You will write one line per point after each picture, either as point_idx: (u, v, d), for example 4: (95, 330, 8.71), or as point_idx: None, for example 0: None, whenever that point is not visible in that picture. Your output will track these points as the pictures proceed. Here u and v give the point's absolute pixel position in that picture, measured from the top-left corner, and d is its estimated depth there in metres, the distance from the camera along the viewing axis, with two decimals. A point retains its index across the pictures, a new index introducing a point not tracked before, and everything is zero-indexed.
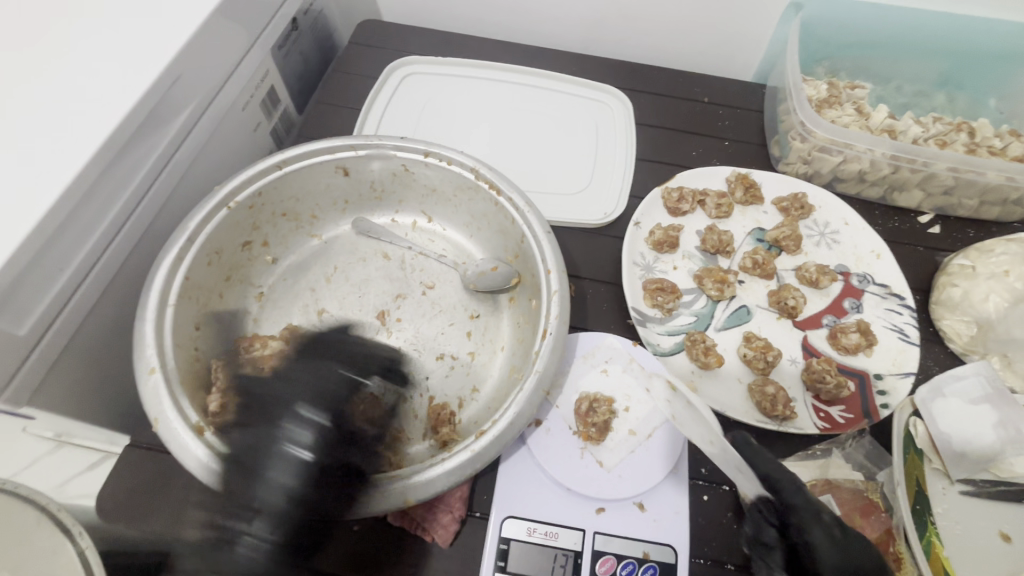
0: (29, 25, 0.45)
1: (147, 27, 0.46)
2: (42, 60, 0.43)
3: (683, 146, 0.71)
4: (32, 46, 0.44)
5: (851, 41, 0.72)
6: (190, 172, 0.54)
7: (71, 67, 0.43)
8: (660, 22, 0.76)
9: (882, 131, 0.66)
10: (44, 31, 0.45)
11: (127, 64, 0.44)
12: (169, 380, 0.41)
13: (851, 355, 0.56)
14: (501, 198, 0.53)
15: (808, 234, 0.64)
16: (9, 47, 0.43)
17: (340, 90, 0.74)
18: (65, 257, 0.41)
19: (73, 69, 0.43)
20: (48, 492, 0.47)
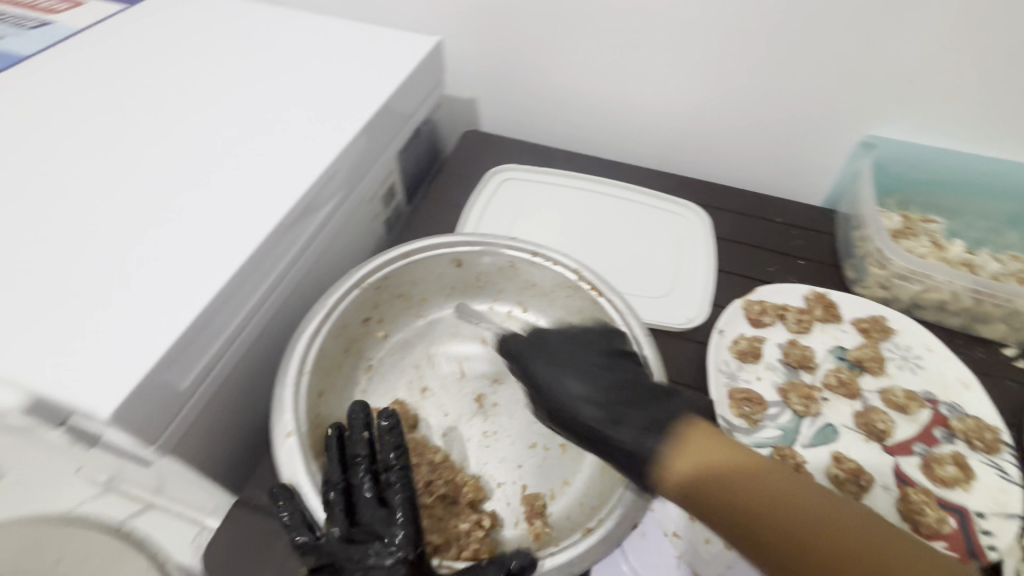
0: (237, 140, 0.58)
1: (317, 147, 0.58)
2: (242, 166, 0.55)
3: (760, 262, 0.76)
4: (231, 159, 0.56)
5: (921, 181, 0.78)
6: (327, 253, 0.61)
7: (253, 173, 0.55)
8: (736, 150, 0.84)
9: (959, 264, 0.70)
10: (238, 149, 0.57)
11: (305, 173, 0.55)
12: (302, 446, 0.45)
13: (949, 488, 0.55)
14: (602, 298, 0.57)
15: (889, 357, 0.65)
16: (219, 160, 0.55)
17: (446, 190, 0.84)
18: (225, 322, 0.48)
19: (253, 175, 0.54)
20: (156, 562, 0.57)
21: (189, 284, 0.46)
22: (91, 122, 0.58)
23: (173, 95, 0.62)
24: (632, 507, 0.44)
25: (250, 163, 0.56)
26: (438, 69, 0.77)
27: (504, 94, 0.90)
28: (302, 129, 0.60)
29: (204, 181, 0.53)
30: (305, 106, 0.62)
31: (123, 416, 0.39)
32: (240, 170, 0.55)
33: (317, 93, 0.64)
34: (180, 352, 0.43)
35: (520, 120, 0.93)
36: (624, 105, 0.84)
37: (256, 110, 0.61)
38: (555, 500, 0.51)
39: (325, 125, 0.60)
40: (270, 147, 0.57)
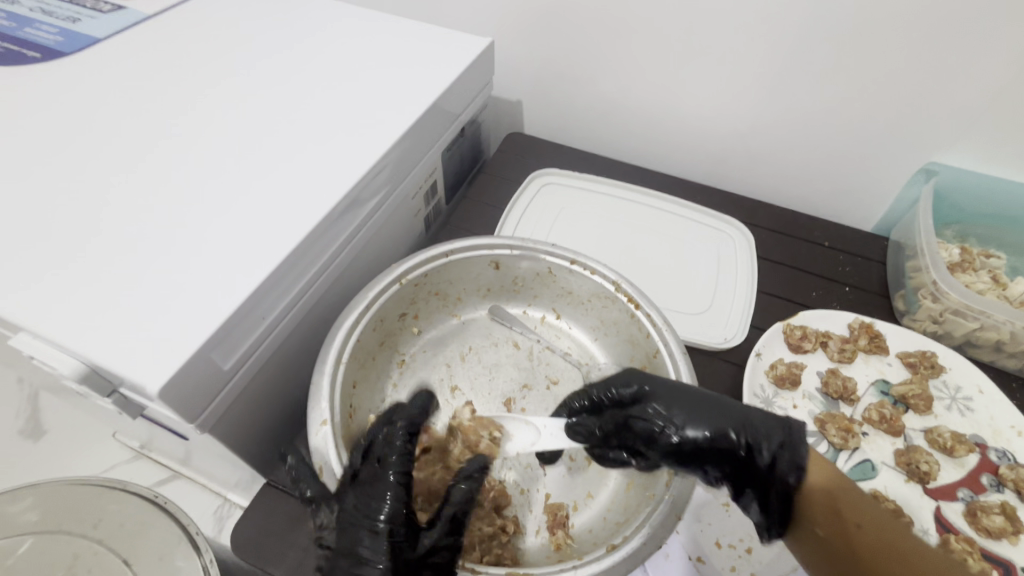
0: (292, 130, 0.59)
1: (368, 142, 0.59)
2: (295, 154, 0.57)
3: (804, 286, 0.73)
4: (285, 148, 0.57)
5: (983, 212, 0.75)
6: (368, 246, 0.62)
7: (305, 164, 0.56)
8: (786, 168, 0.82)
9: (1021, 303, 0.66)
10: (292, 139, 0.58)
11: (354, 166, 0.56)
12: (335, 434, 0.45)
13: (995, 539, 0.52)
14: (639, 312, 0.56)
15: (938, 397, 0.62)
16: (273, 148, 0.57)
17: (488, 191, 0.85)
18: (270, 308, 0.49)
19: (304, 165, 0.56)
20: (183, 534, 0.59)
21: (239, 269, 0.47)
22: (157, 105, 0.60)
23: (233, 82, 0.64)
24: (661, 527, 0.42)
25: (302, 153, 0.57)
26: (488, 69, 0.77)
27: (550, 98, 0.91)
28: (354, 123, 0.61)
29: (258, 168, 0.55)
30: (357, 100, 0.63)
31: (170, 394, 0.41)
32: (292, 159, 0.56)
33: (369, 88, 0.65)
34: (226, 335, 0.45)
35: (566, 125, 0.93)
36: (673, 115, 0.83)
37: (310, 102, 0.63)
38: (578, 512, 0.51)
39: (376, 119, 0.61)
40: (320, 139, 0.58)
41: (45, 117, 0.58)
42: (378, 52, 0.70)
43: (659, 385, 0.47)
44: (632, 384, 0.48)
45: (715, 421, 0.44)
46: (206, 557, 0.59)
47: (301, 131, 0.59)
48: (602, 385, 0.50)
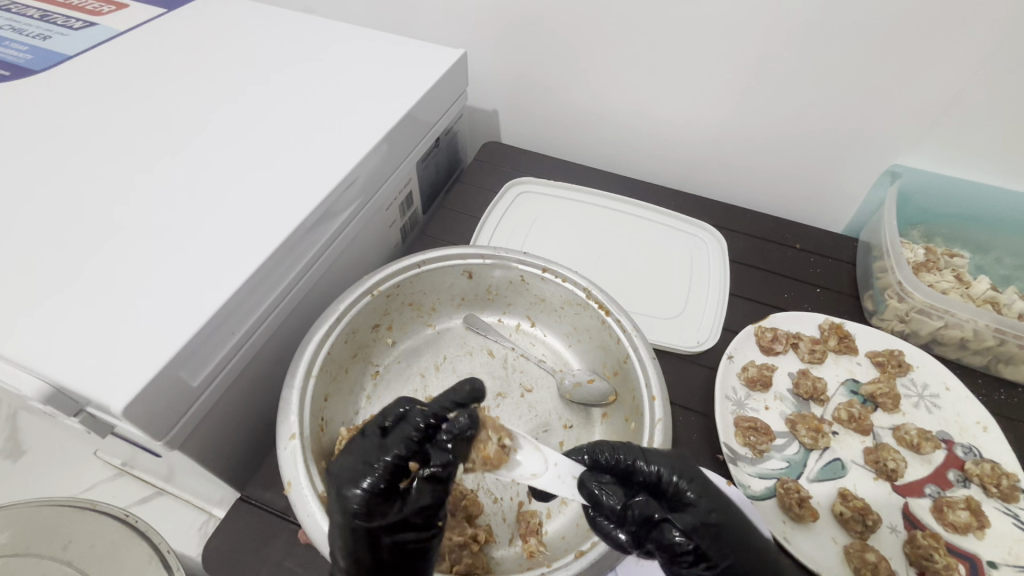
0: (264, 143, 0.59)
1: (339, 154, 0.59)
2: (266, 168, 0.57)
3: (775, 288, 0.74)
4: (256, 162, 0.57)
5: (947, 213, 0.77)
6: (341, 258, 0.63)
7: (275, 178, 0.56)
8: (757, 172, 0.84)
9: (983, 301, 0.67)
10: (263, 152, 0.58)
11: (325, 179, 0.57)
12: (304, 448, 0.45)
13: (961, 534, 0.53)
14: (609, 318, 0.57)
15: (906, 394, 0.64)
16: (245, 163, 0.57)
17: (464, 199, 0.85)
18: (239, 323, 0.49)
19: (274, 180, 0.56)
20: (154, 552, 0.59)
21: (207, 285, 0.47)
22: (127, 121, 0.60)
23: (204, 97, 0.64)
24: None
25: (274, 166, 0.57)
26: (462, 80, 0.78)
27: (526, 108, 0.92)
28: (328, 136, 0.61)
29: (228, 183, 0.55)
30: (329, 113, 0.64)
31: (135, 412, 0.41)
32: (262, 173, 0.56)
33: (341, 101, 0.66)
34: (193, 352, 0.45)
35: (542, 133, 0.94)
36: (645, 122, 0.84)
37: (281, 115, 0.63)
38: (552, 519, 0.51)
39: (347, 132, 0.62)
40: (292, 152, 0.59)
41: (12, 136, 0.58)
42: (353, 65, 0.71)
43: (711, 507, 0.40)
44: (678, 478, 0.41)
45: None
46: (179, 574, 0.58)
47: (272, 145, 0.59)
48: (640, 456, 0.43)
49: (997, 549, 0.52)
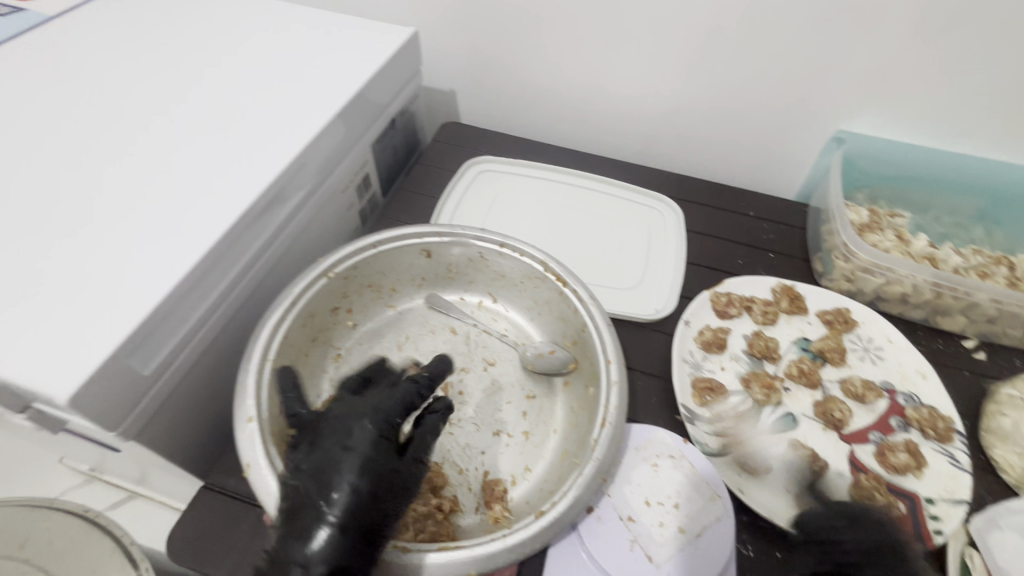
0: (210, 127, 0.58)
1: (288, 136, 0.58)
2: (212, 153, 0.55)
3: (730, 255, 0.77)
4: (202, 147, 0.56)
5: (889, 175, 0.80)
6: (297, 242, 0.62)
7: (220, 164, 0.55)
8: (712, 143, 0.85)
9: (922, 258, 0.71)
10: (210, 137, 0.57)
11: (274, 161, 0.55)
12: (263, 430, 0.45)
13: (901, 475, 0.56)
14: (567, 289, 0.58)
15: (852, 349, 0.67)
16: (190, 147, 0.56)
17: (423, 180, 0.85)
18: (191, 310, 0.49)
19: (220, 165, 0.54)
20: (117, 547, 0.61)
21: (153, 272, 0.46)
22: (57, 109, 0.58)
23: (140, 82, 0.62)
24: (586, 491, 0.45)
25: (221, 150, 0.56)
26: (415, 60, 0.77)
27: (482, 86, 0.91)
28: (277, 118, 0.60)
29: (170, 169, 0.53)
30: (274, 95, 0.62)
31: (82, 403, 0.40)
32: (208, 157, 0.55)
33: (287, 81, 0.64)
34: (142, 341, 0.44)
35: (501, 112, 0.94)
36: (601, 97, 0.85)
37: (224, 98, 0.61)
38: (516, 486, 0.52)
39: (294, 113, 0.61)
40: (236, 136, 0.57)
41: None
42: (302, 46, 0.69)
43: None
44: None
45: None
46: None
47: (218, 128, 0.58)
48: None
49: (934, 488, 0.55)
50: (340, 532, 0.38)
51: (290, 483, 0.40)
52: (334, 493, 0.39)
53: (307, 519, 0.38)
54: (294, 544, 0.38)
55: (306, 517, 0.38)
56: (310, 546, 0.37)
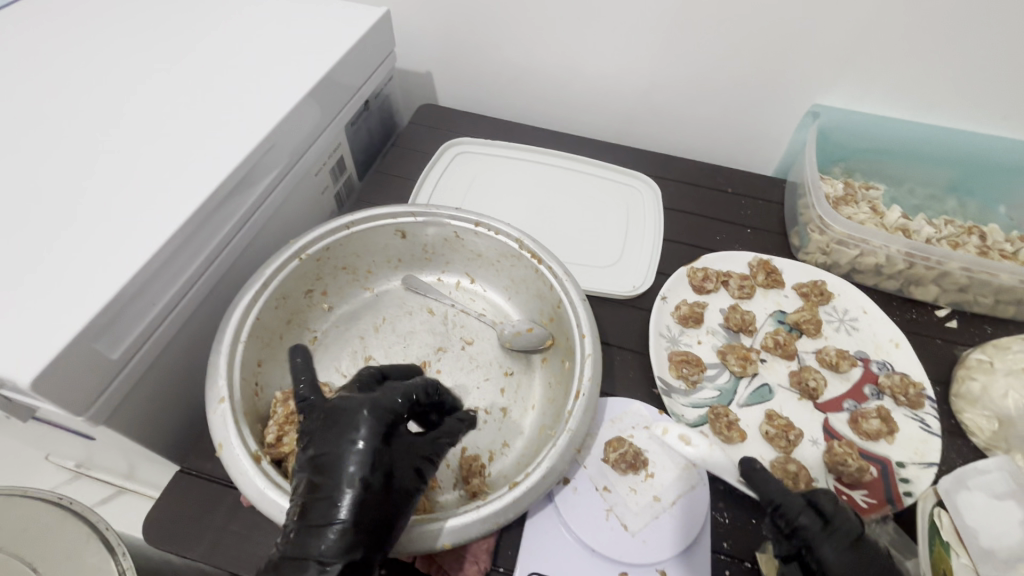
0: (174, 108, 0.57)
1: (255, 117, 0.57)
2: (176, 134, 0.54)
3: (708, 231, 0.77)
4: (166, 129, 0.55)
5: (864, 148, 0.80)
6: (269, 226, 0.62)
7: (185, 145, 0.54)
8: (689, 120, 0.85)
9: (896, 229, 0.72)
10: (173, 118, 0.56)
11: (241, 142, 0.55)
12: (234, 410, 0.45)
13: (874, 441, 0.57)
14: (542, 266, 0.58)
15: (828, 320, 0.67)
16: (154, 129, 0.54)
17: (401, 163, 0.84)
18: (159, 293, 0.48)
19: (185, 147, 0.53)
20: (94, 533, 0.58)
21: (117, 254, 0.45)
22: (14, 92, 0.56)
23: (101, 63, 0.60)
24: (559, 461, 0.45)
25: (186, 131, 0.55)
26: (387, 41, 0.76)
27: (459, 67, 0.90)
28: (244, 99, 0.59)
29: (133, 152, 0.52)
30: (241, 76, 0.61)
31: (46, 386, 0.39)
32: (172, 139, 0.54)
33: (254, 62, 0.63)
34: (108, 323, 0.43)
35: (478, 94, 0.93)
36: (578, 76, 0.84)
37: (189, 80, 0.60)
38: (494, 461, 0.53)
39: (262, 94, 0.59)
40: (202, 118, 0.56)
41: None
42: (269, 26, 0.67)
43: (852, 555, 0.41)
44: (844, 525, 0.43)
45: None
46: (121, 551, 0.58)
47: (182, 110, 0.57)
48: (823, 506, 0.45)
49: (904, 451, 0.56)
50: (351, 529, 0.38)
51: (303, 480, 0.40)
52: (343, 493, 0.39)
53: (319, 516, 0.38)
54: (310, 540, 0.38)
55: (318, 514, 0.38)
56: (323, 544, 0.37)
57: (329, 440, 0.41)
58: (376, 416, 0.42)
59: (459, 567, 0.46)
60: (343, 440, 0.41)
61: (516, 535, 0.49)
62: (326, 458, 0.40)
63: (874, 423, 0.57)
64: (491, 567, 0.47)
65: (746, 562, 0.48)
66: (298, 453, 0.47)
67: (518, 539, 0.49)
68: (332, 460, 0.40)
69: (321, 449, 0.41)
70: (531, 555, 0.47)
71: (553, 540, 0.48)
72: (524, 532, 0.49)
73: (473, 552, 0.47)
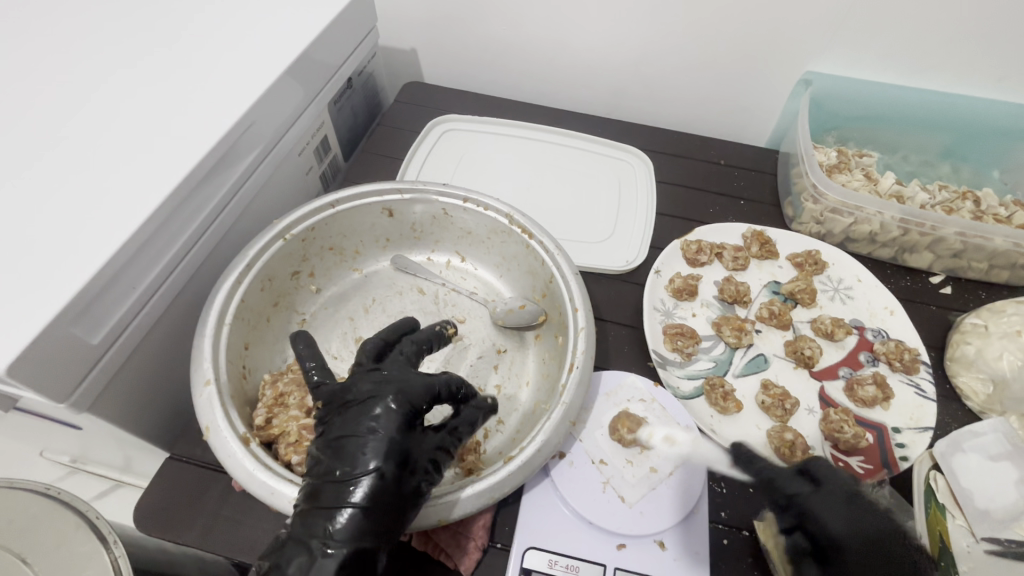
0: (145, 85, 0.54)
1: (231, 93, 0.55)
2: (148, 112, 0.52)
3: (702, 204, 0.76)
4: (138, 106, 0.52)
5: (858, 115, 0.79)
6: (251, 207, 0.60)
7: (157, 124, 0.51)
8: (680, 91, 0.83)
9: (890, 196, 0.71)
10: (145, 95, 0.53)
11: (218, 119, 0.53)
12: (221, 393, 0.44)
13: (869, 408, 0.57)
14: (532, 241, 0.57)
15: (822, 289, 0.67)
16: (125, 107, 0.52)
17: (387, 142, 0.82)
18: (138, 277, 0.47)
19: (158, 125, 0.51)
20: (84, 522, 0.57)
21: (91, 238, 0.43)
22: None
23: (63, 36, 0.57)
24: (553, 435, 0.44)
25: (159, 109, 0.53)
26: (368, 14, 0.73)
27: (443, 41, 0.87)
28: (219, 75, 0.56)
29: (102, 130, 0.50)
30: (215, 51, 0.58)
31: (22, 374, 0.38)
32: (145, 117, 0.52)
33: (228, 36, 0.60)
34: (85, 308, 0.42)
35: (465, 69, 0.91)
36: (565, 47, 0.82)
37: (159, 55, 0.57)
38: (489, 439, 0.52)
39: (238, 70, 0.57)
40: (175, 95, 0.54)
41: None
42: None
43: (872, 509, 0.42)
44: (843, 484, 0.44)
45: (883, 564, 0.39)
46: (112, 539, 0.57)
47: (154, 86, 0.54)
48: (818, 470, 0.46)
49: (898, 416, 0.56)
50: (362, 514, 0.37)
51: (319, 462, 0.40)
52: (358, 478, 0.38)
53: (332, 499, 0.38)
54: (319, 522, 0.37)
55: (330, 498, 0.38)
56: (334, 526, 0.37)
57: (351, 428, 0.40)
58: (404, 403, 0.41)
59: (456, 544, 0.46)
60: (363, 426, 0.40)
61: (514, 511, 0.49)
62: (344, 444, 0.39)
63: (869, 389, 0.57)
64: (489, 543, 0.47)
65: (743, 531, 0.48)
66: (289, 434, 0.46)
67: (515, 515, 0.49)
68: (349, 445, 0.39)
69: (339, 434, 0.40)
70: (528, 529, 0.47)
71: (550, 514, 0.48)
72: (521, 507, 0.48)
73: (470, 529, 0.47)
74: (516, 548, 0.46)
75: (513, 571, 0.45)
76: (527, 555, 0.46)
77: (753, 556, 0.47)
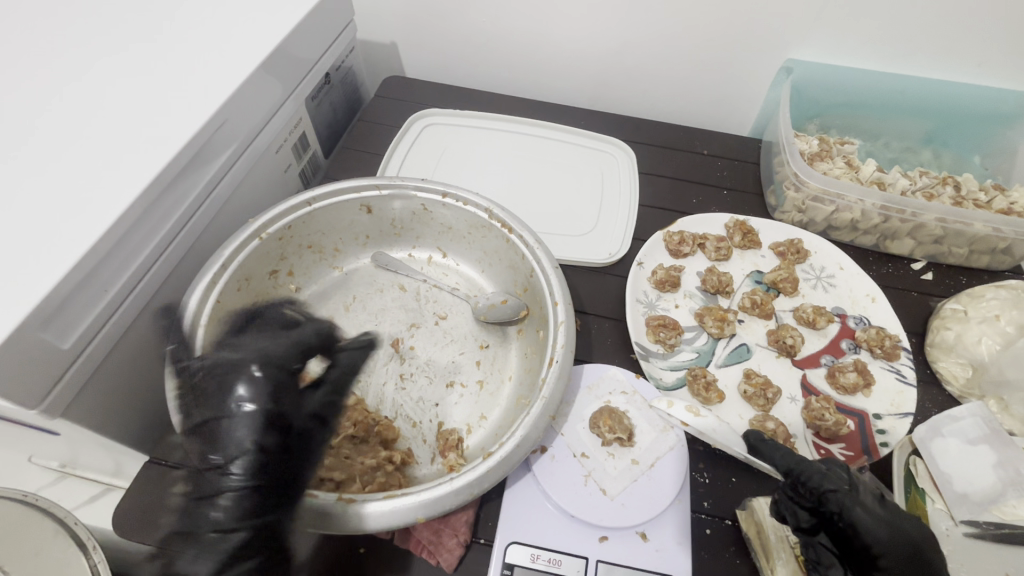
0: (113, 82, 0.53)
1: (201, 90, 0.54)
2: (117, 111, 0.51)
3: (685, 195, 0.76)
4: (106, 104, 0.51)
5: (840, 103, 0.79)
6: (227, 206, 0.59)
7: (127, 123, 0.50)
8: (663, 81, 0.83)
9: (871, 183, 0.71)
10: (113, 93, 0.52)
11: (189, 117, 0.52)
12: (196, 396, 0.44)
13: (851, 395, 0.57)
14: (512, 235, 0.57)
15: (805, 278, 0.67)
16: (93, 105, 0.51)
17: (368, 138, 0.82)
18: (110, 280, 0.46)
19: (127, 124, 0.50)
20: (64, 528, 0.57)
21: (60, 240, 0.43)
22: None
23: (29, 34, 0.56)
24: (533, 430, 0.44)
25: (129, 107, 0.52)
26: (344, 8, 0.72)
27: (423, 34, 0.86)
28: (189, 71, 0.55)
29: (69, 130, 0.49)
30: (185, 47, 0.57)
31: None
32: (114, 115, 0.51)
33: (197, 31, 0.59)
34: (55, 312, 0.41)
35: (446, 62, 0.90)
36: (546, 38, 0.81)
37: (127, 52, 0.56)
38: (471, 434, 0.52)
39: (209, 66, 0.56)
40: (145, 93, 0.53)
41: None
42: None
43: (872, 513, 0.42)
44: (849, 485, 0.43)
45: (918, 572, 0.40)
46: (91, 545, 0.57)
47: (122, 84, 0.53)
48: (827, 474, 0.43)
49: (879, 402, 0.57)
50: (240, 495, 0.41)
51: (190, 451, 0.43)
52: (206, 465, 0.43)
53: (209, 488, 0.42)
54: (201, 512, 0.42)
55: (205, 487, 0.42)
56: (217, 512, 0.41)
57: (242, 405, 0.45)
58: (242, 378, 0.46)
59: (438, 541, 0.46)
60: (248, 404, 0.45)
61: (497, 506, 0.49)
62: (220, 425, 0.43)
63: (850, 376, 0.57)
64: (472, 539, 0.47)
65: (726, 520, 0.48)
66: None
67: (498, 510, 0.49)
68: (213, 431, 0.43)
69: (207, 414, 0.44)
70: (511, 524, 0.47)
71: (533, 509, 0.48)
72: (504, 502, 0.49)
73: (452, 525, 0.47)
74: (499, 543, 0.46)
75: (496, 566, 0.45)
76: (510, 550, 0.46)
77: (735, 545, 0.47)
